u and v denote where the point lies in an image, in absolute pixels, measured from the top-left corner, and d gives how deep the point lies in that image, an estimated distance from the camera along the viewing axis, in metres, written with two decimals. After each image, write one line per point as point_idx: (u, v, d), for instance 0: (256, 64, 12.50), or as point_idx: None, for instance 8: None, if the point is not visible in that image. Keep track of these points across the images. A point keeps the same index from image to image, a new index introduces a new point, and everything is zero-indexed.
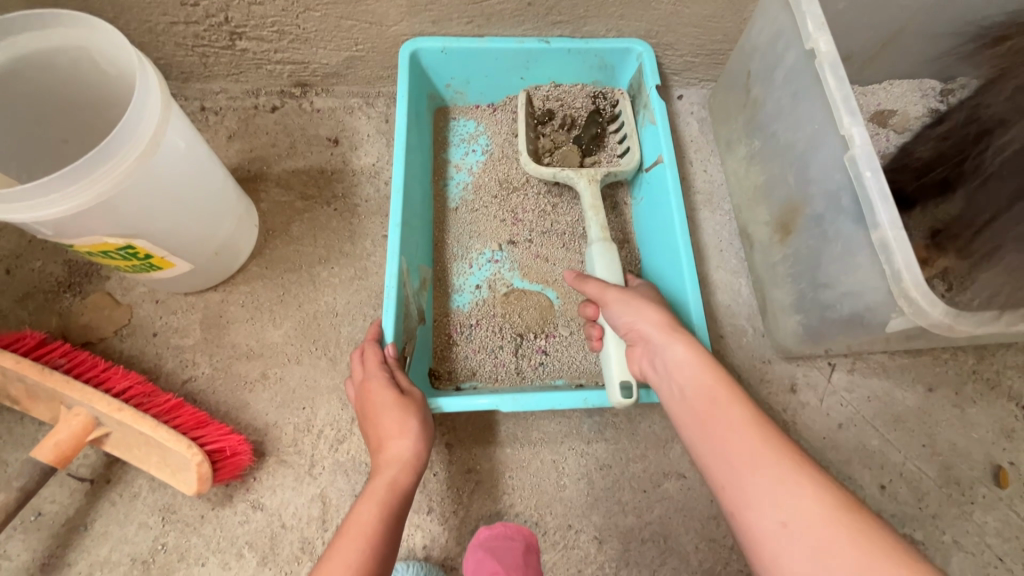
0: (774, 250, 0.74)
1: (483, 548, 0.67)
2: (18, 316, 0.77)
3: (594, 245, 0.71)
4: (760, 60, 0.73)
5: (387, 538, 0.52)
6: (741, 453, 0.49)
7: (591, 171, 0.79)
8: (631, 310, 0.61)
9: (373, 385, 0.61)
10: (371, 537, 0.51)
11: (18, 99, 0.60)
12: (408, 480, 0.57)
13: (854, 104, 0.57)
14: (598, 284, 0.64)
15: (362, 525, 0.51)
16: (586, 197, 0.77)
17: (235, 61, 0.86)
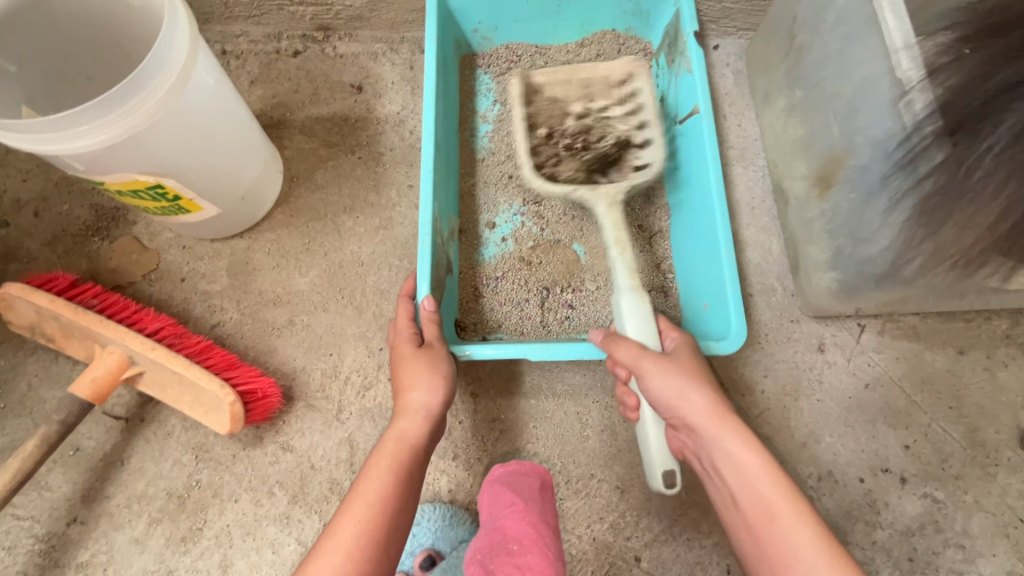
0: (810, 206, 0.73)
1: (500, 484, 0.67)
2: (48, 258, 0.78)
3: (623, 295, 0.62)
4: (808, 3, 0.69)
5: (398, 490, 0.52)
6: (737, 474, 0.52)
7: (612, 191, 0.73)
8: (672, 388, 0.54)
9: (399, 340, 0.61)
10: (383, 489, 0.52)
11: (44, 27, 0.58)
12: (416, 432, 0.57)
13: (915, 47, 0.55)
14: (629, 350, 0.57)
15: (373, 483, 0.52)
16: (608, 223, 0.70)
17: (256, 2, 0.84)
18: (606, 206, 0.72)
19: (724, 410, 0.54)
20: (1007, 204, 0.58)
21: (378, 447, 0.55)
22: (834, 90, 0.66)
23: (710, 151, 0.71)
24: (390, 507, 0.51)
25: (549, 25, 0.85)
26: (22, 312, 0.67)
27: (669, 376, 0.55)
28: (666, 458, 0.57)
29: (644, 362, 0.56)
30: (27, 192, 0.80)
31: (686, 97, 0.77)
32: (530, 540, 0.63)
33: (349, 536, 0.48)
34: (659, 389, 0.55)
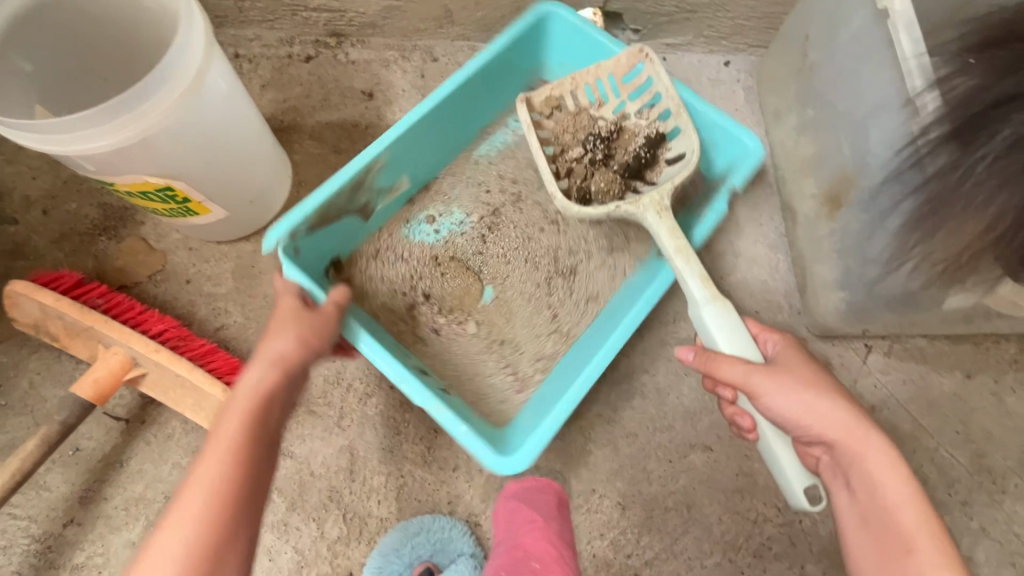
0: (819, 224, 0.72)
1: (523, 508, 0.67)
2: (55, 256, 0.78)
3: (704, 309, 0.55)
4: (820, 23, 0.69)
5: (243, 468, 0.44)
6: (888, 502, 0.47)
7: (657, 198, 0.64)
8: (803, 403, 0.49)
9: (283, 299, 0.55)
10: (238, 451, 0.45)
11: (59, 28, 0.59)
12: (292, 350, 0.51)
13: (930, 72, 0.55)
14: (741, 366, 0.50)
15: (222, 440, 0.45)
16: (664, 236, 0.61)
17: (271, 7, 0.85)
18: (656, 216, 0.62)
19: (861, 420, 0.49)
20: (999, 215, 0.56)
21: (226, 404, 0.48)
22: (846, 110, 0.66)
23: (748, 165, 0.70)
24: (240, 483, 0.44)
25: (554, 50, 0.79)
26: (27, 309, 0.67)
27: (793, 390, 0.50)
28: (801, 472, 0.50)
29: (758, 379, 0.50)
30: (37, 190, 0.80)
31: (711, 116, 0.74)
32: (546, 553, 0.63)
33: (203, 505, 0.42)
34: (783, 401, 0.49)
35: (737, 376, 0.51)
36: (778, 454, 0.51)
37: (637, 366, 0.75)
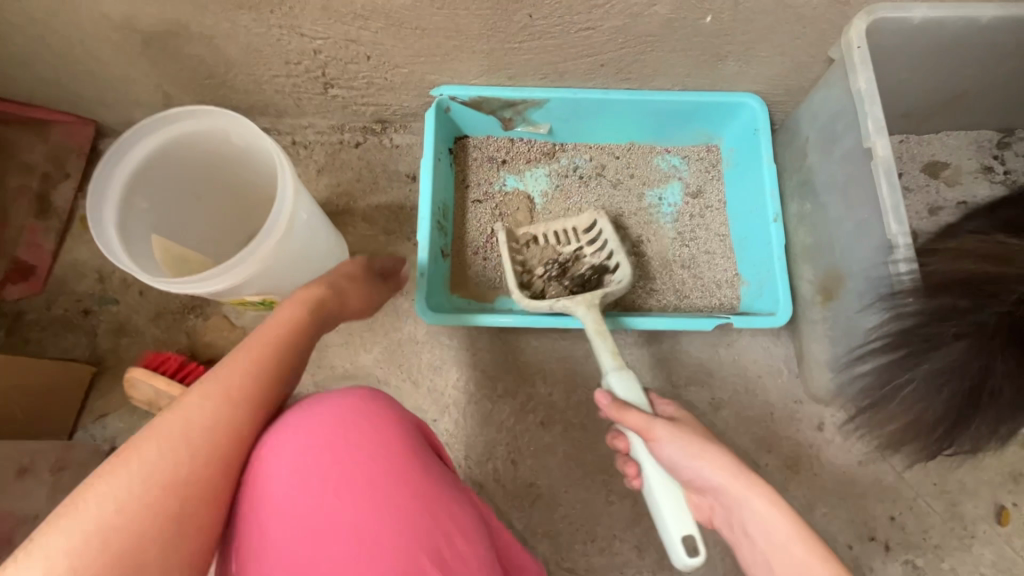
0: (813, 308, 0.82)
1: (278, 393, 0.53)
2: (153, 333, 0.91)
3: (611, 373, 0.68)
4: (823, 133, 0.78)
5: (273, 356, 0.53)
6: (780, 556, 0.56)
7: (589, 296, 0.78)
8: (685, 452, 0.60)
9: (267, 331, 0.55)
10: (235, 402, 0.48)
11: (173, 167, 0.71)
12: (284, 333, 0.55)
13: (902, 212, 0.63)
14: (642, 416, 0.61)
15: (262, 344, 0.53)
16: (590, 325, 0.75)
17: (325, 103, 0.94)
18: (584, 309, 0.76)
19: (750, 473, 0.59)
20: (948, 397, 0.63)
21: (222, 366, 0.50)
22: (839, 217, 0.75)
23: (775, 246, 0.84)
24: (264, 382, 0.51)
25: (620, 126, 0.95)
26: (144, 390, 0.81)
27: (682, 441, 0.60)
28: (684, 520, 0.59)
29: (656, 428, 0.61)
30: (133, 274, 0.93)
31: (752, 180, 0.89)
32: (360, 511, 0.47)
33: (201, 428, 0.46)
34: (673, 453, 0.60)
35: (638, 427, 0.62)
36: (666, 503, 0.60)
37: None
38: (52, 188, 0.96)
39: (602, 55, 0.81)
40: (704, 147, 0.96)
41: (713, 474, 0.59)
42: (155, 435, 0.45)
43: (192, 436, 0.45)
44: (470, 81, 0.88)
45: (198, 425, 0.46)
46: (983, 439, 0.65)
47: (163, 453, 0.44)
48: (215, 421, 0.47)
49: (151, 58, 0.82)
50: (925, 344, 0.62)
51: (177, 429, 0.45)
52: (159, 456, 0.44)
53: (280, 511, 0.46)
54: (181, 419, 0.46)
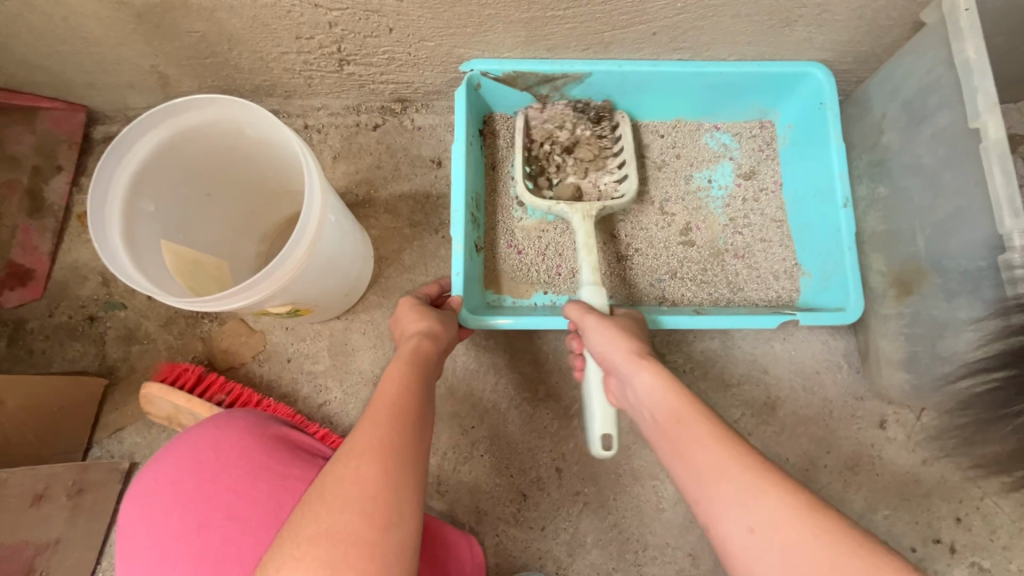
0: (885, 303, 0.75)
1: (246, 416, 0.68)
2: (166, 340, 0.84)
3: (584, 287, 0.70)
4: (903, 107, 0.70)
5: (405, 423, 0.51)
6: (703, 463, 0.45)
7: (587, 206, 0.77)
8: (607, 337, 0.60)
9: (393, 369, 0.58)
10: (386, 442, 0.48)
11: (180, 163, 0.64)
12: (415, 376, 0.57)
13: (1019, 205, 0.57)
14: (580, 307, 0.64)
15: (383, 405, 0.53)
16: (580, 235, 0.75)
17: (339, 82, 0.85)
18: (580, 220, 0.76)
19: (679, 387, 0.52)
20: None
21: (370, 417, 0.51)
22: (924, 204, 0.67)
23: (844, 234, 0.76)
24: (404, 407, 0.52)
25: (667, 102, 0.86)
26: (161, 406, 0.77)
27: (606, 328, 0.60)
28: (608, 419, 0.63)
29: (586, 316, 0.62)
30: None
31: (818, 162, 0.81)
32: (256, 518, 0.59)
33: (370, 460, 0.46)
34: (592, 331, 0.61)
35: (598, 348, 0.60)
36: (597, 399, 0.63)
37: None
38: (43, 182, 0.87)
39: (656, 22, 0.72)
40: (757, 123, 0.88)
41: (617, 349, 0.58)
42: (314, 510, 0.44)
43: (360, 506, 0.43)
44: (503, 55, 0.79)
45: (378, 479, 0.45)
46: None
47: (354, 521, 0.43)
48: (395, 481, 0.46)
49: (144, 35, 0.73)
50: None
51: (340, 501, 0.44)
52: (330, 525, 0.42)
53: (221, 526, 0.59)
54: (336, 483, 0.45)
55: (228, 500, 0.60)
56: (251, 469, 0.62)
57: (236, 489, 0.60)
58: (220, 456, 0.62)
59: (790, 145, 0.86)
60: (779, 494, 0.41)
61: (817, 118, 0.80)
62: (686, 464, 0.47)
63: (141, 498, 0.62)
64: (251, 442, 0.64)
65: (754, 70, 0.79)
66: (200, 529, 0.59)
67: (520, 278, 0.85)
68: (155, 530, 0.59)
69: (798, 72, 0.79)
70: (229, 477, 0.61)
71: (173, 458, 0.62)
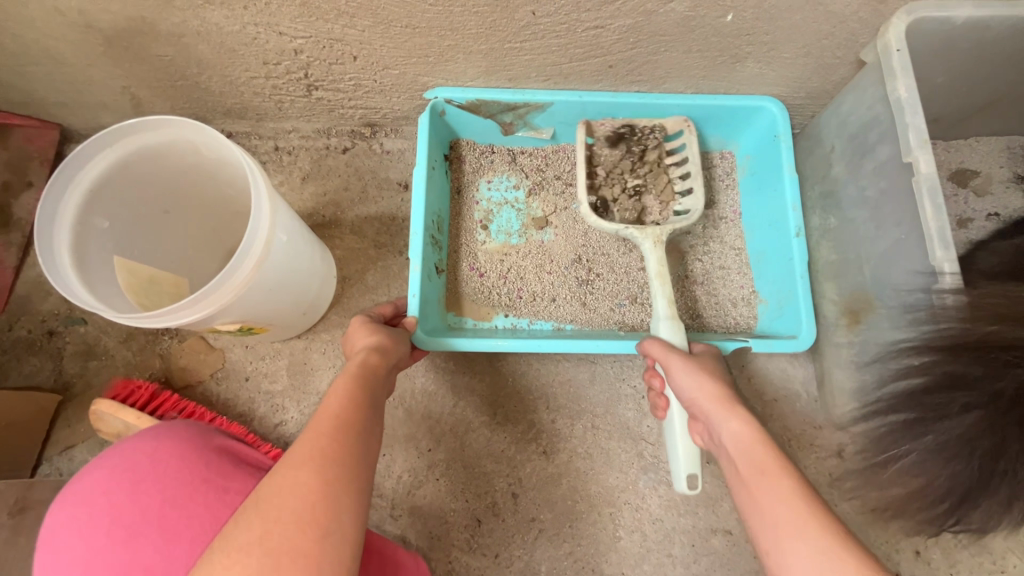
0: (838, 332, 0.76)
1: (189, 427, 0.68)
2: (124, 356, 0.84)
3: (662, 319, 0.72)
4: (849, 141, 0.72)
5: (353, 437, 0.50)
6: (786, 520, 0.46)
7: (658, 230, 0.79)
8: (693, 382, 0.61)
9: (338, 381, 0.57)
10: (328, 453, 0.47)
11: (137, 181, 0.65)
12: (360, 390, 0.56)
13: (948, 237, 0.58)
14: (662, 348, 0.66)
15: (328, 416, 0.52)
16: (653, 263, 0.77)
17: (309, 106, 0.87)
18: (653, 245, 0.78)
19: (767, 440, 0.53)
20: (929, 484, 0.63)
21: (313, 428, 0.50)
22: (869, 234, 0.69)
23: (796, 262, 0.78)
24: (350, 419, 0.52)
25: None
26: (112, 423, 0.76)
27: (693, 373, 0.61)
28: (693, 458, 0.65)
29: (671, 360, 0.64)
30: None
31: (773, 192, 0.83)
32: (191, 532, 0.58)
33: (310, 470, 0.46)
34: (681, 377, 0.62)
35: (685, 393, 0.61)
36: (679, 439, 0.65)
37: (663, 454, 0.82)
38: (12, 198, 0.88)
39: (611, 56, 0.74)
40: (718, 154, 0.90)
41: (700, 396, 0.59)
42: (248, 520, 0.42)
43: (295, 516, 0.43)
44: (466, 82, 0.81)
45: (318, 491, 0.44)
46: (995, 516, 0.62)
47: (288, 531, 0.42)
48: (336, 490, 0.45)
49: (115, 58, 0.75)
50: (933, 413, 0.60)
51: (275, 510, 0.43)
52: (258, 536, 0.41)
53: (154, 540, 0.58)
54: (274, 493, 0.44)
55: (163, 514, 0.59)
56: (189, 480, 0.62)
57: (171, 501, 0.60)
58: (158, 466, 0.62)
59: (749, 175, 0.88)
60: (860, 573, 0.41)
61: (773, 149, 0.82)
62: (767, 521, 0.48)
63: (71, 511, 0.60)
64: (191, 454, 0.64)
65: (709, 103, 0.82)
66: (129, 543, 0.58)
67: (481, 300, 0.86)
68: (81, 543, 0.58)
69: (752, 105, 0.82)
70: (165, 488, 0.61)
71: (107, 470, 0.62)
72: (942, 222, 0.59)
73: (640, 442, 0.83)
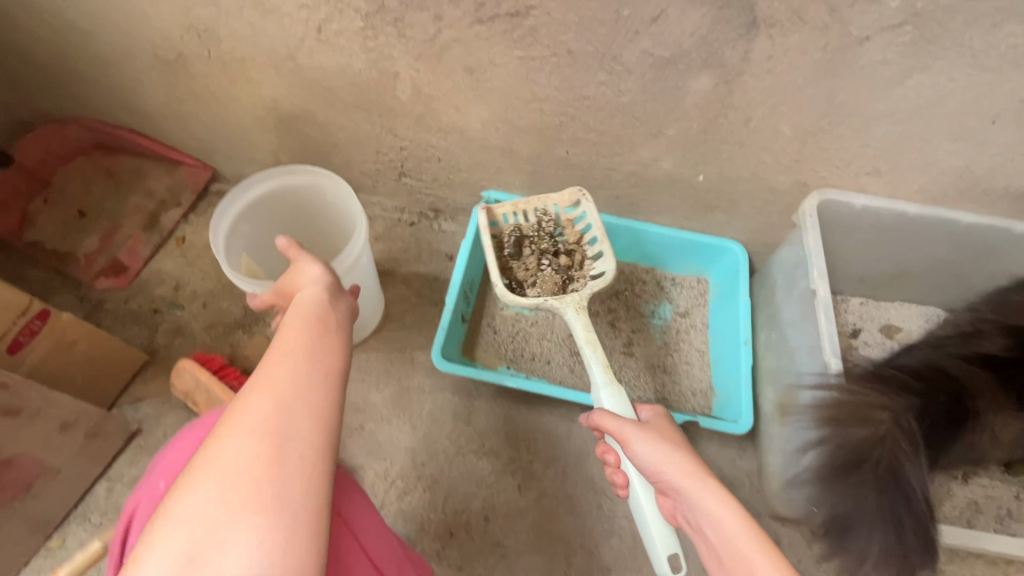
0: (773, 424, 0.93)
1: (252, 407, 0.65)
2: (204, 339, 1.06)
3: (603, 388, 0.78)
4: (785, 277, 0.97)
5: (315, 348, 0.52)
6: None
7: (575, 298, 0.86)
8: (653, 452, 0.64)
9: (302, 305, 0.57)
10: (306, 348, 0.52)
11: (277, 207, 0.93)
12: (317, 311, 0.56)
13: (835, 342, 0.78)
14: (614, 419, 0.68)
15: (299, 320, 0.55)
16: (580, 330, 0.84)
17: (396, 188, 1.18)
18: (572, 312, 0.85)
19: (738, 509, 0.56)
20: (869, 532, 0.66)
21: (291, 330, 0.54)
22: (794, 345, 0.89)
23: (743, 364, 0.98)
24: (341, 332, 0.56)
25: (628, 247, 1.14)
26: (185, 380, 0.95)
27: (654, 441, 0.65)
28: (669, 535, 0.68)
29: (625, 429, 0.67)
30: (204, 288, 1.12)
31: (733, 310, 1.06)
32: None
33: (304, 370, 0.50)
34: (643, 447, 0.65)
35: (647, 462, 0.64)
36: (645, 506, 0.69)
37: (618, 510, 0.95)
38: (163, 211, 1.18)
39: (618, 190, 1.04)
40: (695, 279, 1.14)
41: (663, 467, 0.62)
42: (300, 410, 0.47)
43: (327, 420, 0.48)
44: (513, 191, 1.11)
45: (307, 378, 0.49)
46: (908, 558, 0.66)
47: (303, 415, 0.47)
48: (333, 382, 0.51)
49: (278, 131, 1.08)
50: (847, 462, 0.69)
51: (296, 393, 0.48)
52: (322, 432, 0.47)
53: None
54: (319, 393, 0.49)
55: None
56: None
57: None
58: None
59: (717, 296, 1.12)
60: None
61: (735, 279, 1.07)
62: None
63: None
64: None
65: (689, 236, 1.09)
66: None
67: (490, 351, 1.07)
68: None
69: (721, 245, 1.08)
70: None
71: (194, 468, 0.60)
72: (833, 331, 0.80)
73: (601, 495, 0.96)
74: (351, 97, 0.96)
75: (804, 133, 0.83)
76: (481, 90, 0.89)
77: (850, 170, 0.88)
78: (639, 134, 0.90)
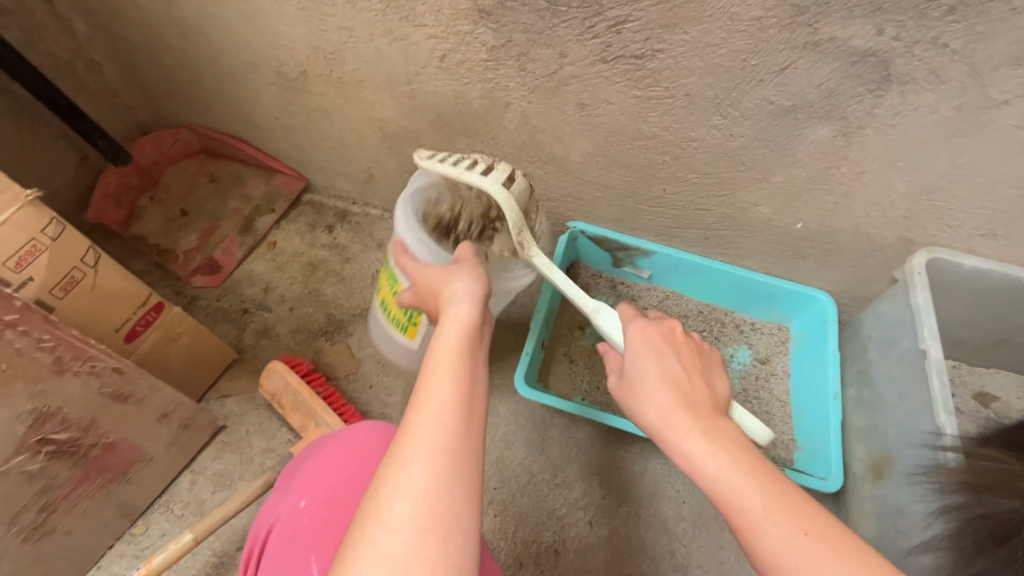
0: (865, 485, 0.90)
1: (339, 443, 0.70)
2: (289, 342, 1.09)
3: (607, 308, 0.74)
4: (881, 333, 0.94)
5: (466, 346, 0.55)
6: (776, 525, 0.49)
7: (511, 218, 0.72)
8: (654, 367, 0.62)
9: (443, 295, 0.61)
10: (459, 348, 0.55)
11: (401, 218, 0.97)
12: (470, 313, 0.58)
13: (951, 408, 0.77)
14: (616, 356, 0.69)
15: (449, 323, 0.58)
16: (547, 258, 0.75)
17: None
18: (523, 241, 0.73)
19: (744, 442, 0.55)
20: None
21: (442, 330, 0.56)
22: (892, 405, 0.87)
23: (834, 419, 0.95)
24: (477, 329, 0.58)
25: (710, 288, 1.13)
26: (273, 381, 0.98)
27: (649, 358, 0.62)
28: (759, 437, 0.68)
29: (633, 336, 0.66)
30: (292, 293, 1.16)
31: (819, 361, 1.03)
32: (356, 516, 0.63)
33: (451, 361, 0.53)
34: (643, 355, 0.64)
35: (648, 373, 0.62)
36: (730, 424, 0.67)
37: (692, 558, 0.92)
38: (258, 216, 1.24)
39: (708, 231, 1.04)
40: (776, 325, 1.12)
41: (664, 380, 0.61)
42: (436, 393, 0.50)
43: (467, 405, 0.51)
44: (599, 224, 1.12)
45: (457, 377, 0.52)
46: None
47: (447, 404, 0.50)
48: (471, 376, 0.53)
49: (378, 149, 1.13)
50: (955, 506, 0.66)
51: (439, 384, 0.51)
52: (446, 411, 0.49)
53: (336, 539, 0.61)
54: (459, 378, 0.52)
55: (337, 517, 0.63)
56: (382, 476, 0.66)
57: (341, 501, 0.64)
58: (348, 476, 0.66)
59: (799, 345, 1.09)
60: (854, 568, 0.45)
61: (822, 330, 1.05)
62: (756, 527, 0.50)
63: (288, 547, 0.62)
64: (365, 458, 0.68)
65: (776, 283, 1.07)
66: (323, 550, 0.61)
67: (566, 380, 1.06)
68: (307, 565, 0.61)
69: (809, 294, 1.06)
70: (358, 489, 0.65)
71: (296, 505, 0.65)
72: (949, 396, 0.78)
73: (675, 541, 0.93)
74: (458, 122, 0.99)
75: (919, 190, 0.82)
76: (589, 125, 0.91)
77: (963, 231, 0.86)
78: (742, 178, 0.90)
